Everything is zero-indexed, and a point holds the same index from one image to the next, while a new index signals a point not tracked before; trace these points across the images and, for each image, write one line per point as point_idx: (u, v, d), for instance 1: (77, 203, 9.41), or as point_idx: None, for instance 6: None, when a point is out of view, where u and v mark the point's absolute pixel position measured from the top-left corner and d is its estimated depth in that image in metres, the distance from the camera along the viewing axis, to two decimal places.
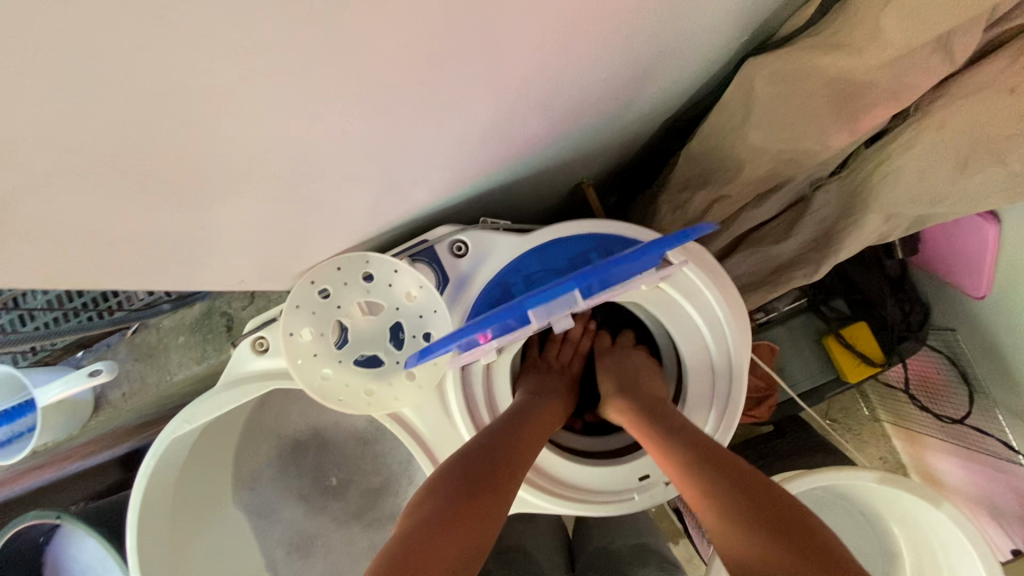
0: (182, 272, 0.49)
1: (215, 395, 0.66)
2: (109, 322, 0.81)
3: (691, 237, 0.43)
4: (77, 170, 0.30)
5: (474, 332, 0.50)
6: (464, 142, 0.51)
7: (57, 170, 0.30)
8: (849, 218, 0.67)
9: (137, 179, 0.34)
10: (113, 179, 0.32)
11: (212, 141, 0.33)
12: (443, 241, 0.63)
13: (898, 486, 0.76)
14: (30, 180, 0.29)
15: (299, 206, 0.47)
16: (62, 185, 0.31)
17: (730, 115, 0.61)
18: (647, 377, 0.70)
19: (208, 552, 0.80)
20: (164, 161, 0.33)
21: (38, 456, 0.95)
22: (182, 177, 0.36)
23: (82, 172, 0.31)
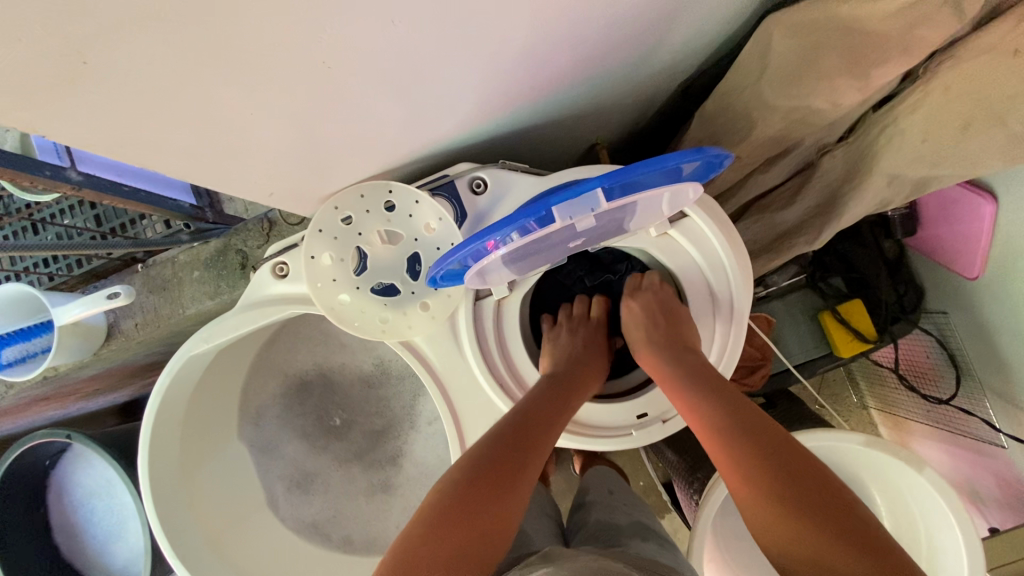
0: (218, 177, 0.51)
1: (233, 315, 0.68)
2: (126, 246, 0.83)
3: (706, 152, 0.45)
4: (147, 34, 0.32)
5: (497, 230, 0.49)
6: (494, 72, 0.53)
7: (128, 31, 0.31)
8: (853, 182, 0.70)
9: (196, 56, 0.36)
10: (176, 51, 0.34)
11: (268, 22, 0.35)
12: (463, 177, 0.64)
13: (884, 450, 0.79)
14: (106, 40, 0.31)
15: (334, 120, 0.50)
16: (132, 49, 0.33)
17: (748, 71, 0.64)
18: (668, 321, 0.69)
19: (213, 478, 0.82)
20: (224, 40, 0.35)
21: (46, 382, 0.97)
22: (238, 63, 0.38)
23: (152, 38, 0.32)
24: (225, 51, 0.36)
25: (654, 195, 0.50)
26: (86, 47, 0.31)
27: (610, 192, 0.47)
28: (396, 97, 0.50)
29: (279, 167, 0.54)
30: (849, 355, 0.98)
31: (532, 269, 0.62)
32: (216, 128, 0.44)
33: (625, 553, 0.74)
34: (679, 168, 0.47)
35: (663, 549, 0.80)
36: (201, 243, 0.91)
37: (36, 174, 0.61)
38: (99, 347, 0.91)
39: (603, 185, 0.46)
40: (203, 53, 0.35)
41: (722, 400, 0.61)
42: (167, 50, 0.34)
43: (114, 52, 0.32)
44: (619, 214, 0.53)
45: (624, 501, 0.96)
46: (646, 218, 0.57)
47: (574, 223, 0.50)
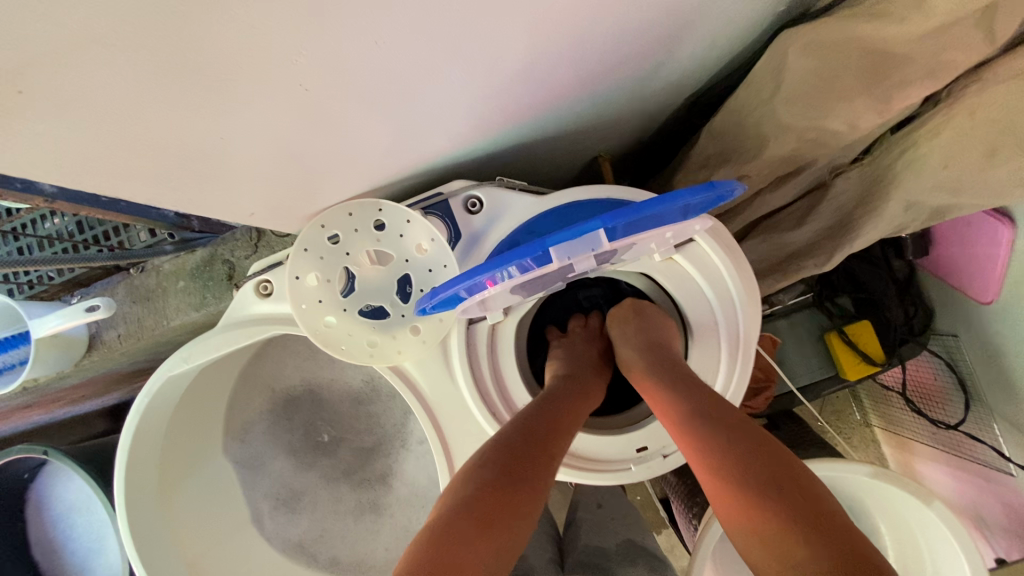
0: (193, 198, 0.47)
1: (215, 335, 0.65)
2: (107, 256, 0.80)
3: (719, 190, 0.42)
4: (95, 52, 0.29)
5: (494, 270, 0.46)
6: (490, 88, 0.50)
7: (73, 51, 0.28)
8: (868, 205, 0.66)
9: (158, 77, 0.32)
10: (131, 71, 0.31)
11: (235, 39, 0.32)
12: (458, 195, 0.61)
13: (892, 481, 0.76)
14: (47, 60, 0.28)
15: (317, 137, 0.46)
16: (81, 69, 0.29)
17: (759, 89, 0.60)
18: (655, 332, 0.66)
19: (193, 499, 0.79)
20: (185, 57, 0.31)
21: (27, 392, 0.94)
22: (204, 82, 0.34)
23: (101, 57, 0.29)
24: (190, 70, 0.32)
25: (660, 230, 0.47)
26: (25, 68, 0.28)
27: (614, 232, 0.44)
28: (384, 113, 0.47)
29: (260, 186, 0.50)
30: (855, 378, 0.95)
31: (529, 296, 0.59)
32: (187, 148, 0.40)
33: None
34: (688, 203, 0.43)
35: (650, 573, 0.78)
36: (187, 252, 0.88)
37: (7, 187, 0.57)
38: (80, 358, 0.88)
39: (607, 226, 0.43)
40: (166, 72, 0.32)
41: (696, 395, 0.57)
42: (120, 70, 0.30)
43: (59, 72, 0.29)
44: (623, 248, 0.49)
45: (617, 517, 0.93)
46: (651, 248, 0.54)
47: (577, 261, 0.47)
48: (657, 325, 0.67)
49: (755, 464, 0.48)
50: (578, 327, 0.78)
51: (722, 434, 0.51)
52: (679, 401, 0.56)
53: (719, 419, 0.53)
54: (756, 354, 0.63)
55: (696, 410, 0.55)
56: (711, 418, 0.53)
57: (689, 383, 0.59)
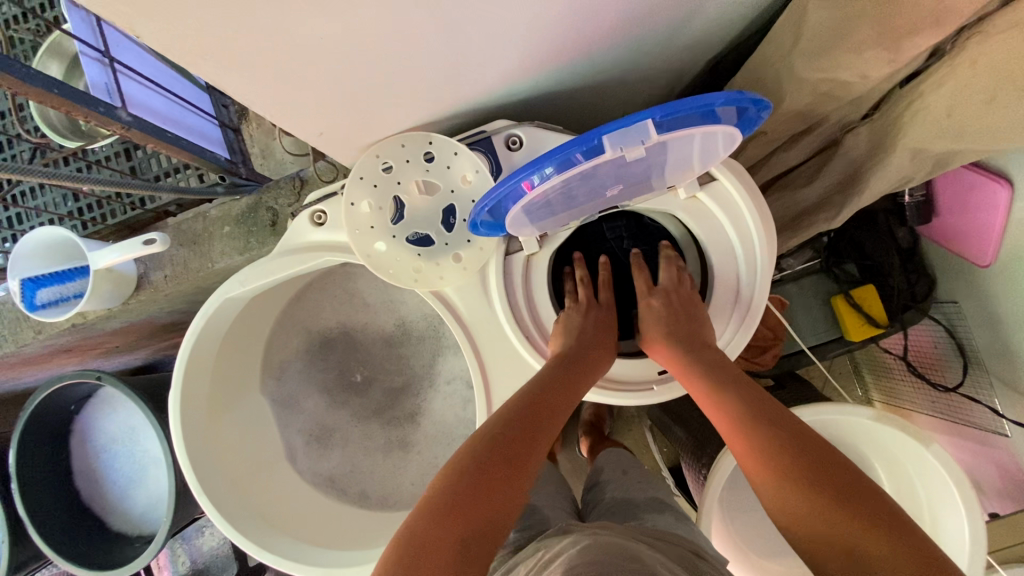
0: (274, 110, 0.53)
1: (271, 260, 0.70)
2: (166, 190, 0.85)
3: (750, 95, 0.47)
4: None
5: (544, 164, 0.50)
6: (541, 26, 0.55)
7: None
8: (877, 157, 0.72)
9: None
10: None
11: None
12: (500, 133, 0.67)
13: (893, 425, 0.81)
14: None
15: (387, 61, 0.52)
16: None
17: (780, 43, 0.66)
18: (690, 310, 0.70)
19: (234, 426, 0.84)
20: None
21: (75, 330, 1.00)
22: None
23: None
24: None
25: (694, 138, 0.52)
26: None
27: (660, 123, 0.49)
28: (448, 43, 0.52)
29: (330, 107, 0.56)
30: (859, 339, 1.00)
31: (564, 220, 0.65)
32: (280, 57, 0.46)
33: (643, 526, 0.78)
34: (721, 111, 0.49)
35: (678, 521, 0.83)
36: (234, 198, 0.93)
37: (91, 108, 0.63)
38: (129, 297, 0.94)
39: (655, 116, 0.48)
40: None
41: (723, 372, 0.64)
42: None
43: None
44: (659, 158, 0.55)
45: (636, 479, 0.99)
46: (679, 169, 0.60)
47: (619, 159, 0.52)
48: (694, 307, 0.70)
49: (772, 455, 0.56)
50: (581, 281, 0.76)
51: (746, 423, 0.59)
52: (711, 379, 0.63)
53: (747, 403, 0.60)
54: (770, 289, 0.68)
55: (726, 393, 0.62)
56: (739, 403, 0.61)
57: (720, 363, 0.65)
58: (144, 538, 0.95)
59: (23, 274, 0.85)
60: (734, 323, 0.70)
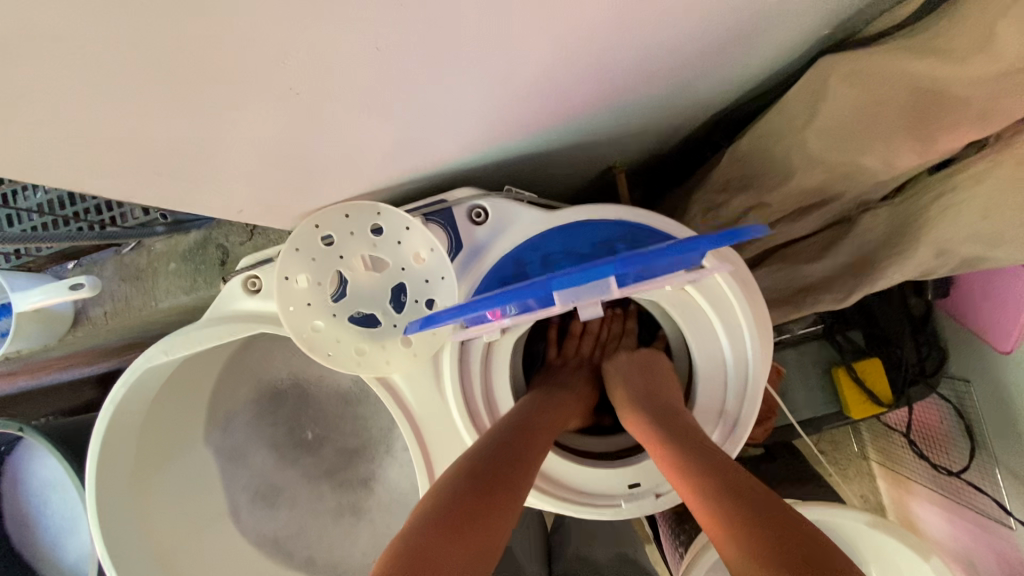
0: (177, 187, 0.44)
1: (199, 329, 0.62)
2: (100, 234, 0.76)
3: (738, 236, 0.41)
4: (46, 22, 0.26)
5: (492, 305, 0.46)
6: (503, 95, 0.46)
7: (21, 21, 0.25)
8: (894, 247, 0.64)
9: (123, 53, 0.29)
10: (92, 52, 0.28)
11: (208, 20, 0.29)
12: (462, 205, 0.58)
13: (889, 531, 0.73)
14: None
15: (310, 132, 0.43)
16: (31, 41, 0.26)
17: (791, 115, 0.57)
18: (661, 378, 0.65)
19: (168, 487, 0.77)
20: (154, 34, 0.29)
21: (9, 362, 0.92)
22: (179, 63, 0.31)
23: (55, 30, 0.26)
24: (156, 44, 0.29)
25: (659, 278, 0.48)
26: None
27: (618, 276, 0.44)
28: (382, 113, 0.43)
29: (247, 178, 0.47)
30: (859, 417, 0.92)
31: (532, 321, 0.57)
32: (163, 135, 0.37)
33: None
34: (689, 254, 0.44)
35: None
36: (181, 233, 0.85)
37: None
38: (65, 333, 0.86)
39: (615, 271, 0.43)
40: (132, 49, 0.29)
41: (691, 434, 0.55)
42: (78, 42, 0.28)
43: (5, 45, 0.26)
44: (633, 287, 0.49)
45: (611, 532, 0.96)
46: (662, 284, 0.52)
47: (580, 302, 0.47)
48: (673, 383, 0.65)
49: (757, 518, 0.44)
50: (573, 351, 0.77)
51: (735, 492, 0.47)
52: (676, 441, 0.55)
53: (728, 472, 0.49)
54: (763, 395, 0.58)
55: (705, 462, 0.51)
56: (719, 472, 0.50)
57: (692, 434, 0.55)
58: None
59: None
60: (738, 418, 0.58)
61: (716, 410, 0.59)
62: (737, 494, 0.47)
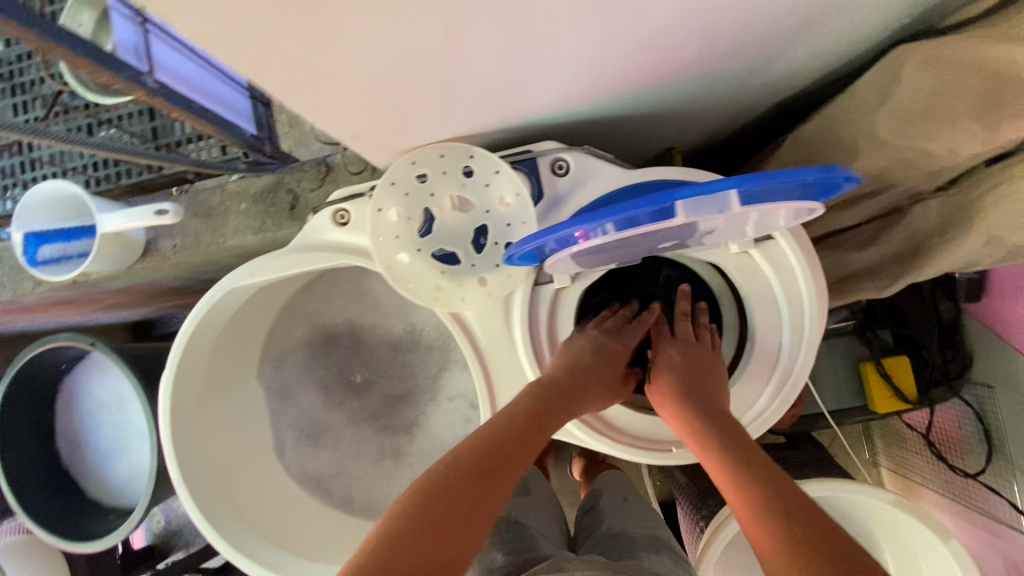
0: (312, 105, 0.49)
1: (287, 255, 0.66)
2: (194, 163, 0.81)
3: (839, 169, 0.37)
4: None
5: (593, 221, 0.44)
6: (614, 51, 0.51)
7: None
8: (946, 234, 0.67)
9: None
10: None
11: None
12: (547, 155, 0.62)
13: (913, 513, 0.77)
14: None
15: (442, 66, 0.47)
16: None
17: (863, 100, 0.61)
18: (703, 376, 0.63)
19: (227, 413, 0.81)
20: None
21: (74, 288, 0.96)
22: None
23: None
24: None
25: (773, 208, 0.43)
26: None
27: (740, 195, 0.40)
28: (507, 55, 0.48)
29: (369, 106, 0.52)
30: (884, 411, 0.96)
31: (617, 260, 0.59)
32: (325, 52, 0.42)
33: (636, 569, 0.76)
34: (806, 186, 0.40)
35: (676, 564, 0.82)
36: (256, 175, 0.89)
37: (119, 71, 0.59)
38: (135, 262, 0.90)
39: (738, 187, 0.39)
40: None
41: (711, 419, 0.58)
42: None
43: None
44: (735, 217, 0.47)
45: (636, 508, 0.96)
46: (764, 217, 0.49)
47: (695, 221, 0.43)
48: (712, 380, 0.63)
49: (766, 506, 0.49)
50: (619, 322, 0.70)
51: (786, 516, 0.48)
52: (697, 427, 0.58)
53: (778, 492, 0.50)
54: (817, 353, 0.61)
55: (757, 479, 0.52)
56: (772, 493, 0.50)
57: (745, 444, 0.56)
58: (119, 510, 0.93)
59: (28, 227, 0.81)
60: (789, 379, 0.62)
61: (771, 368, 0.63)
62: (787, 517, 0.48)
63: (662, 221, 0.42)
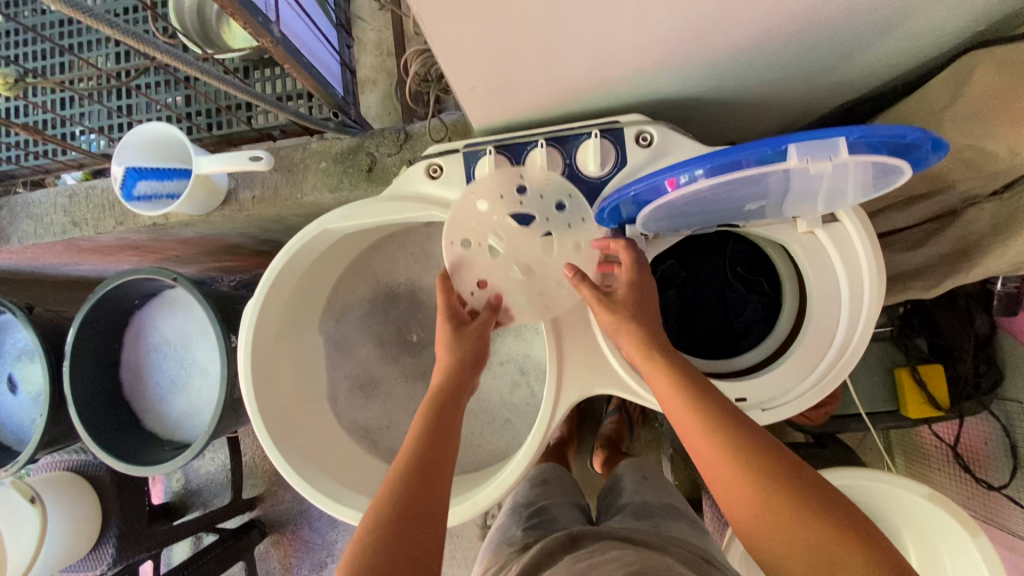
0: (444, 51, 0.54)
1: (380, 202, 0.71)
2: (295, 115, 0.87)
3: (936, 132, 0.42)
4: None
5: (692, 167, 0.49)
6: (716, 32, 0.56)
7: None
8: (997, 236, 0.71)
9: None
10: None
11: None
12: (633, 127, 0.67)
13: (944, 508, 0.79)
14: None
15: (568, 30, 0.53)
16: None
17: (932, 101, 0.66)
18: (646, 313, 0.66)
19: (296, 355, 0.86)
20: None
21: (151, 230, 1.01)
22: None
23: None
24: None
25: (861, 169, 0.48)
26: None
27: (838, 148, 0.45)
28: (626, 26, 0.53)
29: (489, 63, 0.57)
30: (916, 417, 0.99)
31: (695, 224, 0.63)
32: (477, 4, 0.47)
33: (661, 534, 0.78)
34: (901, 147, 0.45)
35: (692, 529, 0.84)
36: (340, 136, 0.95)
37: (255, 17, 0.65)
38: (215, 208, 0.95)
39: (844, 138, 0.44)
40: None
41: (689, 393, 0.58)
42: None
43: None
44: (818, 184, 0.52)
45: (656, 487, 0.97)
46: (845, 188, 0.54)
47: (792, 172, 0.48)
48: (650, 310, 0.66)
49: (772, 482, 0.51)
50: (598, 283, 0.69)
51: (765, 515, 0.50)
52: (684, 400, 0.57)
53: (763, 480, 0.51)
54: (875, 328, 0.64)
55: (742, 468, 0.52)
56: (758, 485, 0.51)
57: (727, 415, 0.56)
58: (173, 443, 0.98)
59: (128, 163, 0.87)
60: (844, 350, 0.65)
61: (825, 348, 0.66)
62: (769, 518, 0.49)
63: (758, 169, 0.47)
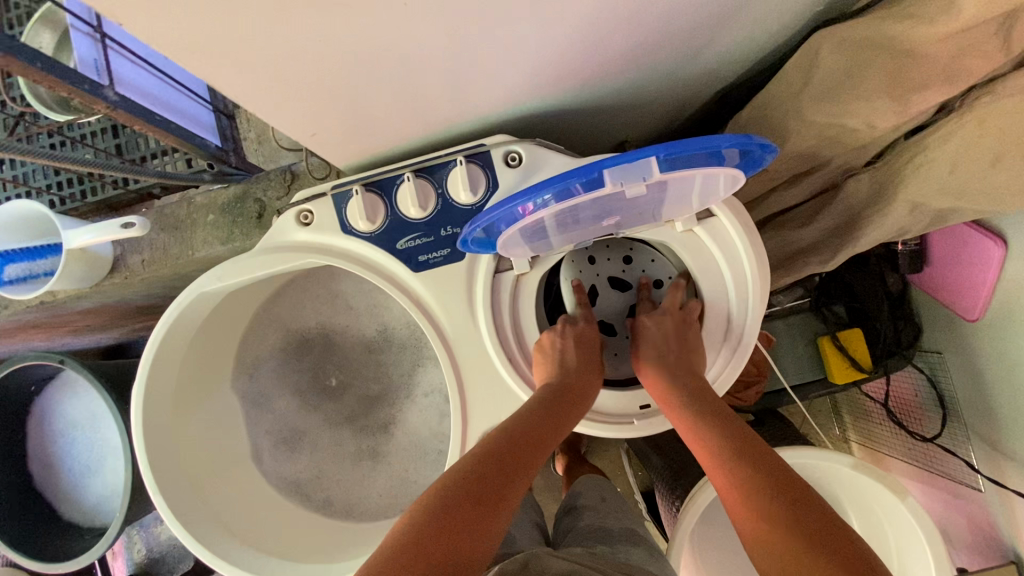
0: (265, 102, 0.51)
1: (251, 257, 0.67)
2: (158, 174, 0.82)
3: (756, 138, 0.45)
4: None
5: (537, 194, 0.49)
6: (551, 47, 0.54)
7: None
8: (877, 205, 0.71)
9: None
10: None
11: None
12: (499, 148, 0.65)
13: (871, 474, 0.80)
14: None
15: (389, 64, 0.50)
16: None
17: (789, 84, 0.66)
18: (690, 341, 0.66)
19: (202, 420, 0.83)
20: None
21: (42, 308, 0.96)
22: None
23: None
24: None
25: (693, 178, 0.50)
26: None
27: (661, 163, 0.47)
28: (450, 54, 0.51)
29: (327, 106, 0.55)
30: (842, 381, 1.00)
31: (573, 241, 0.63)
32: (283, 54, 0.45)
33: (602, 557, 0.78)
34: (724, 153, 0.47)
35: (650, 555, 0.84)
36: (222, 185, 0.91)
37: (77, 85, 0.60)
38: (103, 278, 0.90)
39: (659, 154, 0.46)
40: None
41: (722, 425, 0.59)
42: None
43: None
44: (663, 192, 0.53)
45: (616, 510, 0.96)
46: (695, 194, 0.55)
47: (628, 188, 0.49)
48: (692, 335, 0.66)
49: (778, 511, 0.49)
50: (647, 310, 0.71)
51: (787, 567, 0.46)
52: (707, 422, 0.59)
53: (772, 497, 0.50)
54: (763, 317, 0.65)
55: (764, 507, 0.50)
56: (747, 481, 0.53)
57: (751, 445, 0.56)
58: (96, 529, 0.93)
59: None
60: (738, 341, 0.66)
61: (720, 341, 0.67)
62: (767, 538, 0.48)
63: (597, 189, 0.49)
